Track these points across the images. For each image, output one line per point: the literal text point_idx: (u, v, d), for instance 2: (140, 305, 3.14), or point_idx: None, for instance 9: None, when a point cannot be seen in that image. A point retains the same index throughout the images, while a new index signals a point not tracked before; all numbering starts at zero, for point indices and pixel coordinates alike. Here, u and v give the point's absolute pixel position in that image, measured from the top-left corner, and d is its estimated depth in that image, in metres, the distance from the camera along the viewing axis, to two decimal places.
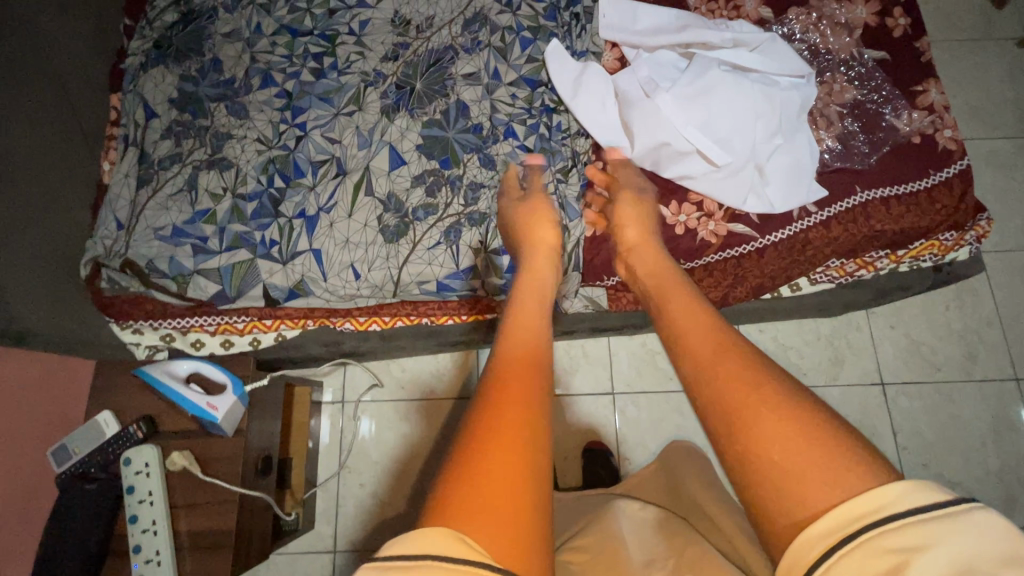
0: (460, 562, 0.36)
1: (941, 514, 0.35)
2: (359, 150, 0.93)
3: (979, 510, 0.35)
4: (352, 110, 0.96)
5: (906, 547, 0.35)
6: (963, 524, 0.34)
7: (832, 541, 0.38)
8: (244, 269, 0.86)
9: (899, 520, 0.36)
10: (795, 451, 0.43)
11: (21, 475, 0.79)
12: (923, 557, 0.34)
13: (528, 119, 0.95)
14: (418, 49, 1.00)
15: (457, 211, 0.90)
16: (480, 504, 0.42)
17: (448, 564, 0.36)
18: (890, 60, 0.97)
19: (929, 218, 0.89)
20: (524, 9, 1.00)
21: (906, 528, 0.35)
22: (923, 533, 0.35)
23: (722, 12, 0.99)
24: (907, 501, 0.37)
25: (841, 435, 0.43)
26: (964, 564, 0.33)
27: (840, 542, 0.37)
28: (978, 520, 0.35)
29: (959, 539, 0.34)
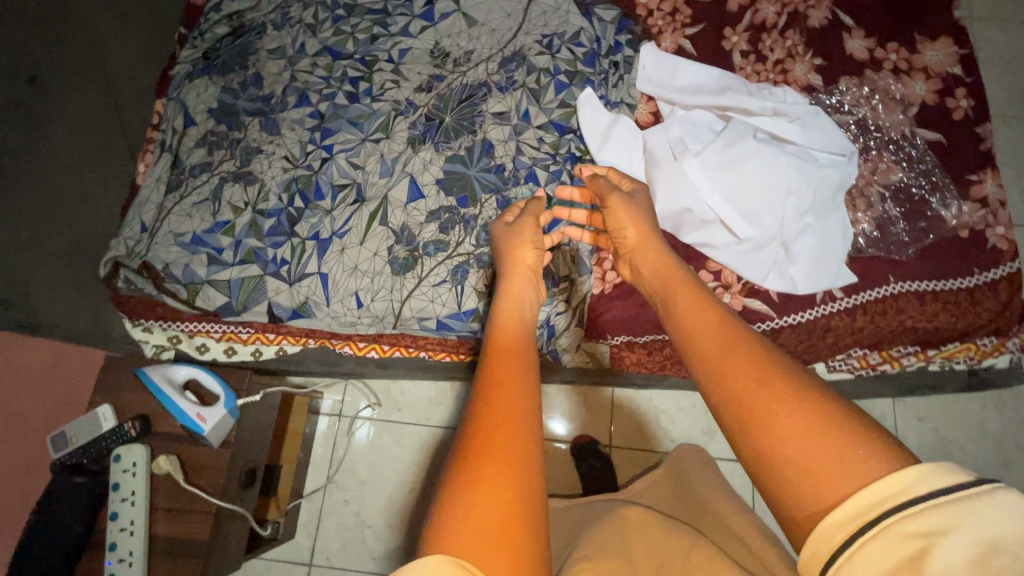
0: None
1: (960, 496, 0.37)
2: (381, 178, 0.94)
3: (998, 490, 0.37)
4: (380, 137, 0.97)
5: (933, 530, 0.37)
6: (984, 505, 0.36)
7: (851, 529, 0.40)
8: (253, 285, 0.88)
9: (920, 502, 0.38)
10: (811, 436, 0.44)
11: (22, 457, 0.82)
12: (946, 540, 0.36)
13: (551, 165, 0.94)
14: (453, 83, 1.00)
15: (467, 251, 0.90)
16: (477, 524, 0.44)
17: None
18: (946, 143, 0.91)
19: (968, 319, 0.82)
20: (563, 52, 1.00)
21: (923, 514, 0.37)
22: (939, 518, 0.37)
23: (768, 75, 0.98)
24: (928, 483, 0.38)
25: (824, 414, 0.45)
26: (987, 545, 0.35)
27: (860, 530, 0.39)
28: (999, 500, 0.36)
29: (979, 523, 0.36)
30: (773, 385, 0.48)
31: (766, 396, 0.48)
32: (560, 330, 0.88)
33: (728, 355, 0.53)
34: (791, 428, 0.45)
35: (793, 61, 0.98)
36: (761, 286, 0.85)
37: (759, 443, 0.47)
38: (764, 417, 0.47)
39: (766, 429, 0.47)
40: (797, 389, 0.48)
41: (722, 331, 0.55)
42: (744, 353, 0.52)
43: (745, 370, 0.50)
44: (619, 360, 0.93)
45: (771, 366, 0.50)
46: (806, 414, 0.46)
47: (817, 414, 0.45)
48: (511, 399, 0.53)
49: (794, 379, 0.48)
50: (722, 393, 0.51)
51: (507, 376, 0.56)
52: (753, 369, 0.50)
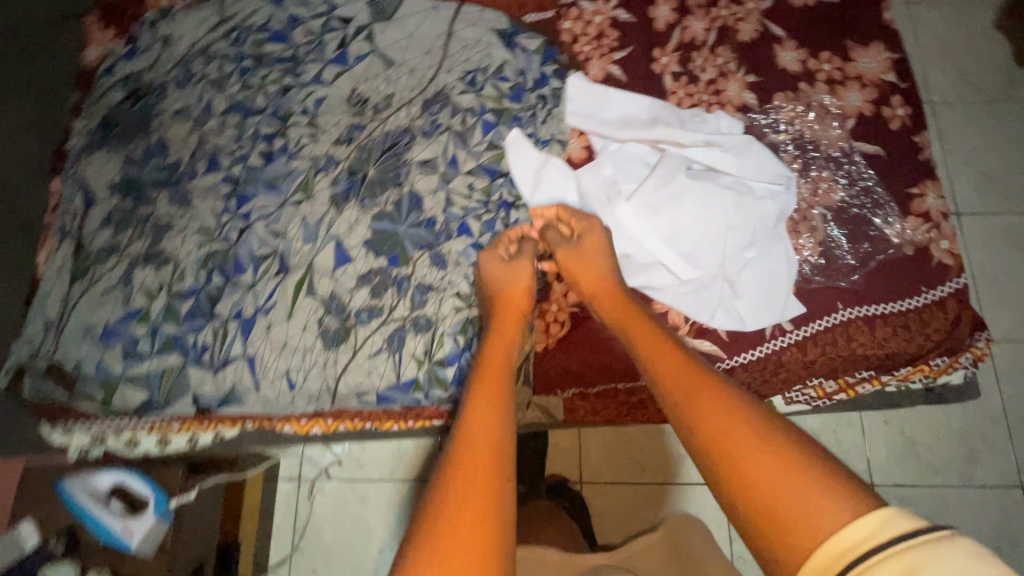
0: None
1: (923, 540, 0.40)
2: (305, 244, 0.89)
3: (957, 536, 0.40)
4: (300, 198, 0.91)
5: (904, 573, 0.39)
6: (943, 547, 0.39)
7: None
8: (175, 376, 0.82)
9: (890, 546, 0.41)
10: (771, 476, 0.50)
11: None
12: None
13: (484, 214, 0.89)
14: (374, 132, 0.94)
15: (402, 315, 0.86)
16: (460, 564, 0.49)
17: None
18: (885, 156, 0.88)
19: (917, 342, 0.80)
20: (488, 90, 0.95)
21: (897, 556, 0.40)
22: (909, 560, 0.39)
23: (702, 97, 0.93)
24: (890, 527, 0.42)
25: (789, 460, 0.51)
26: None
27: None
28: (959, 543, 0.39)
29: (943, 560, 0.39)
30: (733, 427, 0.55)
31: (728, 438, 0.54)
32: None
33: (696, 399, 0.59)
34: (757, 474, 0.51)
35: (725, 80, 0.94)
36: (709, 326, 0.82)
37: (725, 478, 0.53)
38: (728, 461, 0.53)
39: (733, 472, 0.52)
40: (756, 432, 0.54)
41: (688, 376, 0.62)
42: (710, 397, 0.58)
43: (709, 414, 0.57)
44: (573, 411, 0.90)
45: (733, 411, 0.56)
46: (769, 458, 0.51)
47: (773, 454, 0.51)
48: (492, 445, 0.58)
49: (755, 419, 0.55)
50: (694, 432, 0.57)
51: (493, 413, 0.62)
52: (715, 412, 0.57)
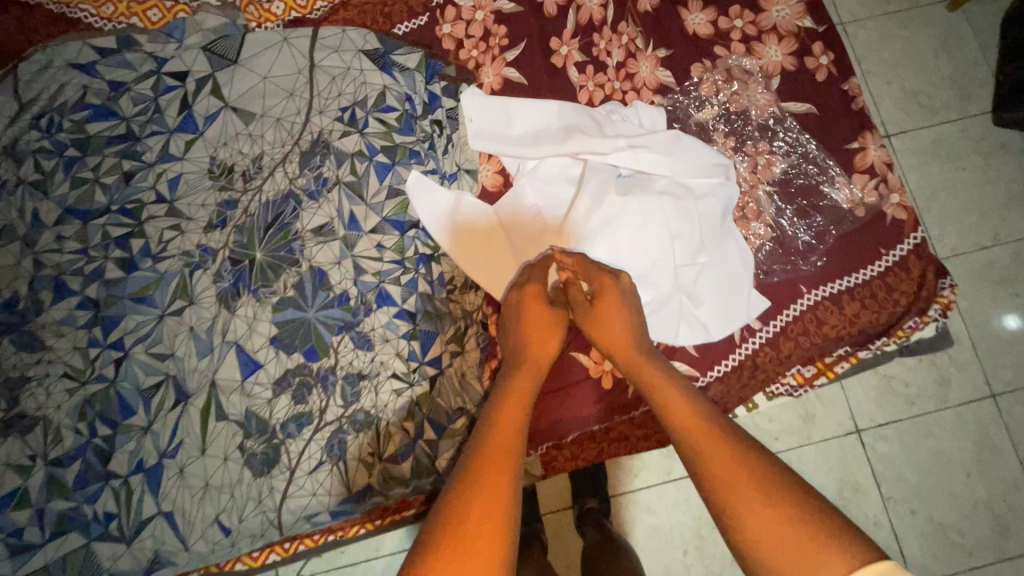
0: None
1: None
2: (201, 360, 0.74)
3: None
4: (181, 306, 0.76)
5: None
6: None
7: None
8: (82, 559, 0.69)
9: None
10: (787, 532, 0.44)
11: None
12: None
13: (402, 275, 0.77)
14: (250, 206, 0.79)
15: (336, 415, 0.74)
16: None
17: None
18: (817, 112, 0.81)
19: (888, 310, 0.75)
20: (373, 125, 0.81)
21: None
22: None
23: (615, 86, 0.83)
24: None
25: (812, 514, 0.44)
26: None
27: None
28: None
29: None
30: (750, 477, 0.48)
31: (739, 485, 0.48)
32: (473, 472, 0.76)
33: (707, 443, 0.51)
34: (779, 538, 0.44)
35: (635, 61, 0.83)
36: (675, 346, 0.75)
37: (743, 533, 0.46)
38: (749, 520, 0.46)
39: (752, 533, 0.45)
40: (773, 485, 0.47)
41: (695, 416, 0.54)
42: (723, 441, 0.51)
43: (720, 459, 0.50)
44: (551, 463, 0.81)
45: (751, 458, 0.49)
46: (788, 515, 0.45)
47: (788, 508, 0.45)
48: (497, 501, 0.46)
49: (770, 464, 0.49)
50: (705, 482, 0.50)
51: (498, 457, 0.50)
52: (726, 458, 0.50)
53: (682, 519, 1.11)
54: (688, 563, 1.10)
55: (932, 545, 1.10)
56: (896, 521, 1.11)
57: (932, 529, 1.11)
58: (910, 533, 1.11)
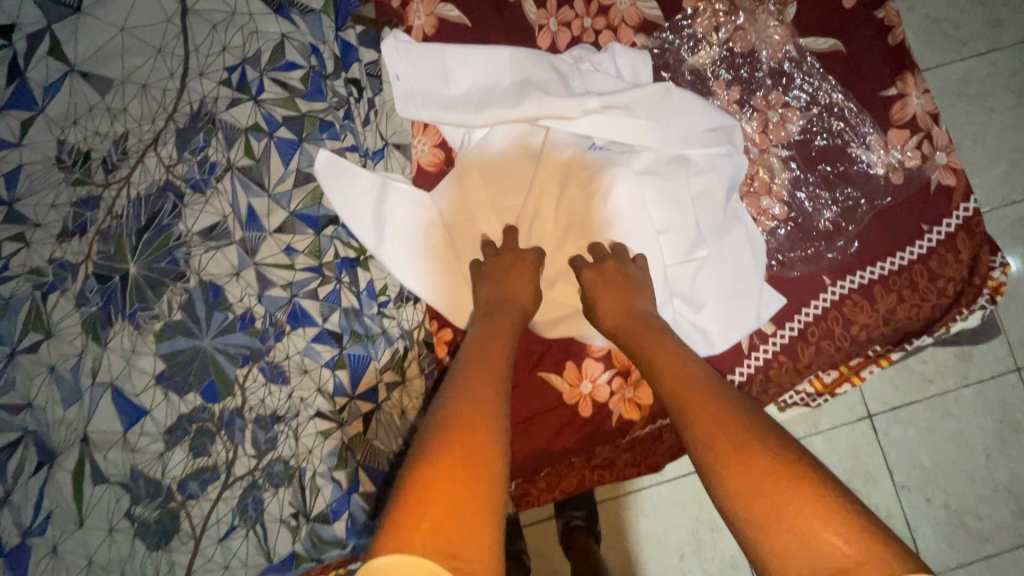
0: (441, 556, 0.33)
1: None
2: (69, 410, 0.54)
3: None
4: (36, 340, 0.53)
5: None
6: None
7: None
8: None
9: None
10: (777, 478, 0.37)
11: None
12: None
13: (319, 287, 0.64)
14: (116, 203, 0.58)
15: (249, 467, 0.60)
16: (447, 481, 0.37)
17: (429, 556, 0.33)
18: (844, 49, 0.63)
19: (931, 303, 0.61)
20: (270, 90, 0.63)
21: None
22: None
23: (585, 24, 0.64)
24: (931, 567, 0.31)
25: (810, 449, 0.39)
26: None
27: None
28: None
29: None
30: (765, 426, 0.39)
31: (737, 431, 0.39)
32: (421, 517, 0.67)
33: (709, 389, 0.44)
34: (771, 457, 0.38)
35: None
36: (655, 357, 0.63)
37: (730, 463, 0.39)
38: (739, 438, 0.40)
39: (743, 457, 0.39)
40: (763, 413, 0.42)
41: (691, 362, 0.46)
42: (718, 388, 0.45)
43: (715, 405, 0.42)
44: (524, 498, 0.66)
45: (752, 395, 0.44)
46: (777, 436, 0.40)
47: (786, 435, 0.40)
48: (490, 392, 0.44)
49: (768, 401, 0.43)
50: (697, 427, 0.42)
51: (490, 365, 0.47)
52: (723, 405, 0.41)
53: (677, 523, 1.00)
54: (685, 569, 1.00)
55: (948, 534, 1.01)
56: (909, 510, 1.01)
57: (947, 517, 1.01)
58: (925, 522, 1.01)
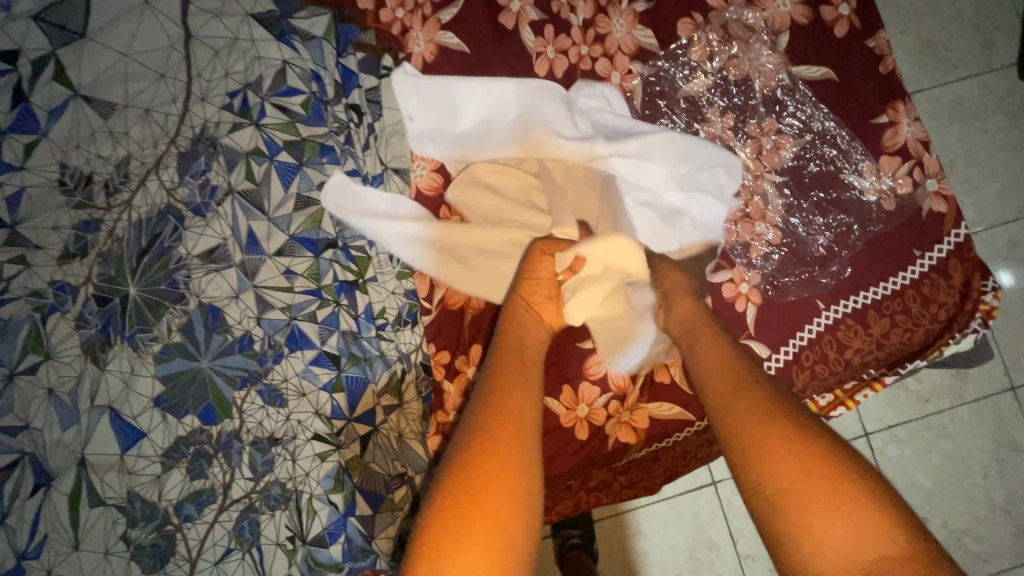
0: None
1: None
2: (66, 432, 0.56)
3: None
4: (34, 362, 0.55)
5: None
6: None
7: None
8: None
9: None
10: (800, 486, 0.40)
11: None
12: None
13: (318, 310, 0.64)
14: (117, 228, 0.59)
15: (245, 490, 0.60)
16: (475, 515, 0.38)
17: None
18: (836, 78, 0.64)
19: (923, 328, 0.61)
20: (271, 116, 0.64)
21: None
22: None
23: (582, 51, 0.65)
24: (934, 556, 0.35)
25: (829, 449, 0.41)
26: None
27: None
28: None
29: None
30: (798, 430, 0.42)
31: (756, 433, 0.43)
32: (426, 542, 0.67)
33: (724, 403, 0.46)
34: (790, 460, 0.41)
35: (606, 17, 0.65)
36: (667, 367, 0.62)
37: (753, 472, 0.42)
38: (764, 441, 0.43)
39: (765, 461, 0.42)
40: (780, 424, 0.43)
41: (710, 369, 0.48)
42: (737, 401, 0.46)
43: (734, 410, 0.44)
44: None
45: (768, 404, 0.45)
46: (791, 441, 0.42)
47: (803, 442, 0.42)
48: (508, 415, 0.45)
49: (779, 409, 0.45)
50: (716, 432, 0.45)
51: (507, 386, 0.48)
52: (752, 408, 0.44)
53: (675, 542, 1.00)
54: None
55: None
56: None
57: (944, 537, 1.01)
58: None
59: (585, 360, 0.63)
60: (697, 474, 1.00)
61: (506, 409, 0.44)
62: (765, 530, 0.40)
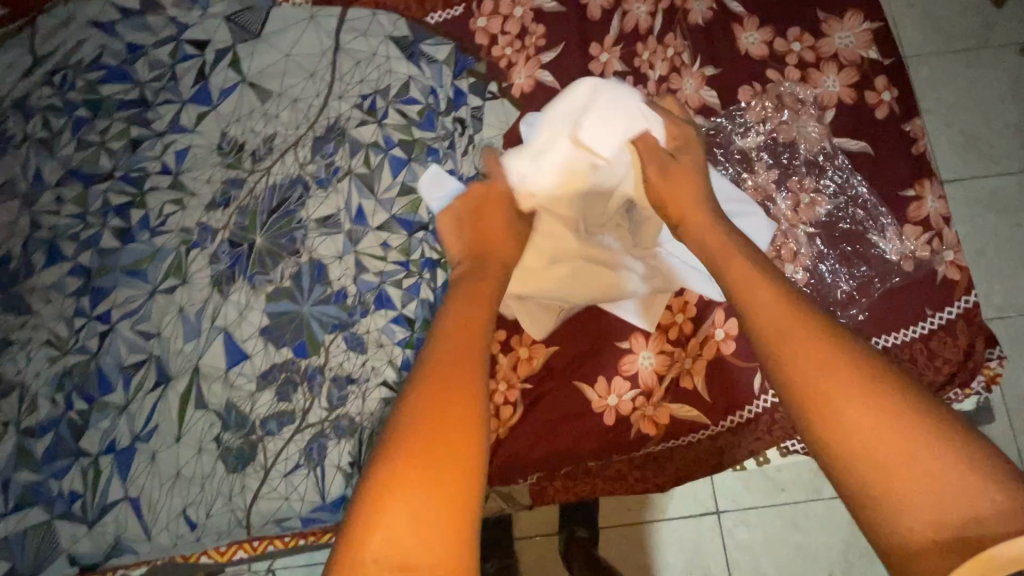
0: (432, 511, 0.40)
1: None
2: (187, 343, 0.71)
3: None
4: (173, 285, 0.73)
5: None
6: None
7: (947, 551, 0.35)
8: (40, 538, 0.65)
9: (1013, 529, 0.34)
10: (870, 432, 0.39)
11: None
12: None
13: (404, 278, 0.74)
14: (256, 187, 0.75)
15: (319, 418, 0.70)
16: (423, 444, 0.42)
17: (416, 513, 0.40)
18: (872, 152, 0.74)
19: (927, 378, 0.68)
20: (392, 117, 0.77)
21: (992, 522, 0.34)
22: None
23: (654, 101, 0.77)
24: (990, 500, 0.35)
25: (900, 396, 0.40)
26: None
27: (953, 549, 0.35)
28: None
29: None
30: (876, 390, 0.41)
31: (831, 392, 0.42)
32: None
33: (791, 338, 0.46)
34: (853, 409, 0.41)
35: (679, 76, 0.78)
36: (691, 374, 0.71)
37: (821, 416, 0.42)
38: (825, 397, 0.42)
39: (827, 409, 0.42)
40: (853, 364, 0.43)
41: (790, 314, 0.47)
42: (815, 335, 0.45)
43: (813, 357, 0.44)
44: (541, 493, 0.76)
45: (833, 341, 0.45)
46: (860, 386, 0.41)
47: (863, 390, 0.41)
48: (469, 345, 0.50)
49: (850, 354, 0.43)
50: (776, 381, 0.45)
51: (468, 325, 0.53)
52: (820, 348, 0.44)
53: (672, 562, 1.05)
54: None
55: None
56: None
57: None
58: None
59: (619, 357, 0.71)
60: (702, 500, 1.06)
61: (464, 354, 0.49)
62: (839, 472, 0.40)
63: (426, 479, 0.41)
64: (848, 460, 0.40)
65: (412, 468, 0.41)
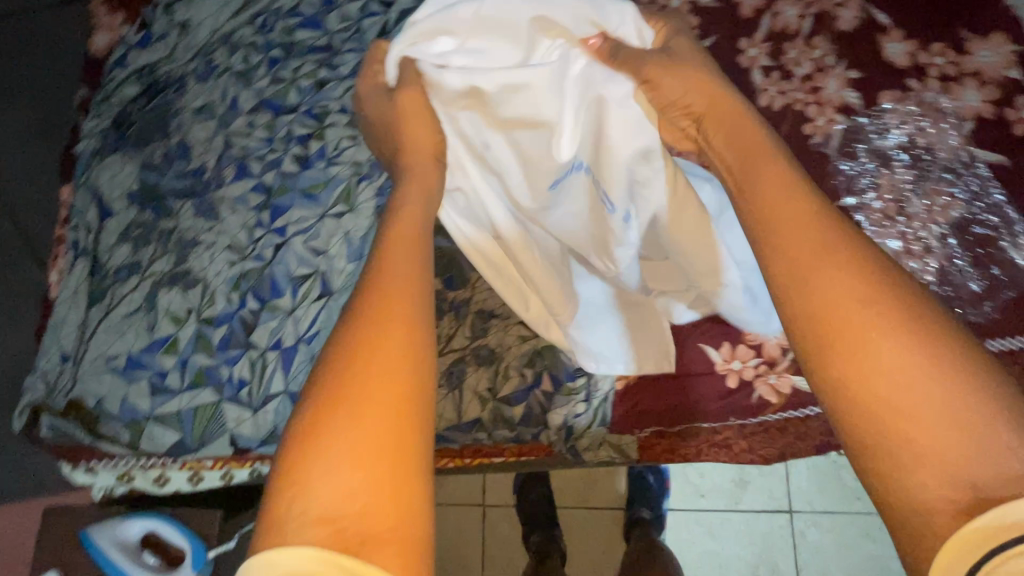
0: (366, 455, 0.39)
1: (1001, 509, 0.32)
2: (349, 263, 0.78)
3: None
4: (341, 211, 0.80)
5: None
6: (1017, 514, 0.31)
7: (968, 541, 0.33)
8: (209, 415, 0.73)
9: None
10: (872, 393, 0.37)
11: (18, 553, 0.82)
12: None
13: None
14: None
15: (462, 345, 0.75)
16: (363, 391, 0.41)
17: (355, 459, 0.39)
18: (1010, 165, 0.77)
19: None
20: None
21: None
22: None
23: (798, 96, 0.82)
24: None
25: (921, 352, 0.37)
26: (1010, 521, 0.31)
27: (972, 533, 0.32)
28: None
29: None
30: (911, 344, 0.37)
31: (877, 333, 0.38)
32: (581, 431, 0.75)
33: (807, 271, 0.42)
34: (891, 366, 0.37)
35: (824, 76, 0.83)
36: None
37: (846, 368, 0.38)
38: (853, 345, 0.39)
39: (866, 360, 0.38)
40: (872, 317, 0.39)
41: (811, 242, 0.42)
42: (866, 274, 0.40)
43: (847, 299, 0.40)
44: (649, 449, 0.81)
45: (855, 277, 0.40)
46: (907, 345, 0.37)
47: (897, 340, 0.38)
48: (408, 285, 0.47)
49: (861, 296, 0.39)
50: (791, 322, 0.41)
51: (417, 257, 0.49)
52: (849, 281, 0.40)
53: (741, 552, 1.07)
54: None
55: None
56: None
57: None
58: None
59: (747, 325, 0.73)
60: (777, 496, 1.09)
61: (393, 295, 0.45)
62: (854, 432, 0.38)
63: (361, 431, 0.40)
64: (855, 419, 0.37)
65: (354, 417, 0.40)
